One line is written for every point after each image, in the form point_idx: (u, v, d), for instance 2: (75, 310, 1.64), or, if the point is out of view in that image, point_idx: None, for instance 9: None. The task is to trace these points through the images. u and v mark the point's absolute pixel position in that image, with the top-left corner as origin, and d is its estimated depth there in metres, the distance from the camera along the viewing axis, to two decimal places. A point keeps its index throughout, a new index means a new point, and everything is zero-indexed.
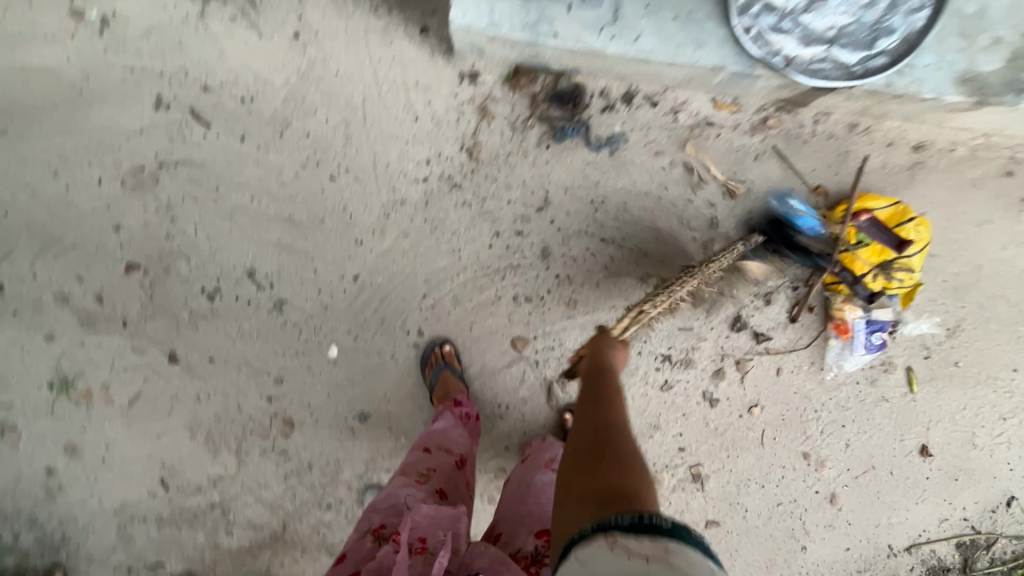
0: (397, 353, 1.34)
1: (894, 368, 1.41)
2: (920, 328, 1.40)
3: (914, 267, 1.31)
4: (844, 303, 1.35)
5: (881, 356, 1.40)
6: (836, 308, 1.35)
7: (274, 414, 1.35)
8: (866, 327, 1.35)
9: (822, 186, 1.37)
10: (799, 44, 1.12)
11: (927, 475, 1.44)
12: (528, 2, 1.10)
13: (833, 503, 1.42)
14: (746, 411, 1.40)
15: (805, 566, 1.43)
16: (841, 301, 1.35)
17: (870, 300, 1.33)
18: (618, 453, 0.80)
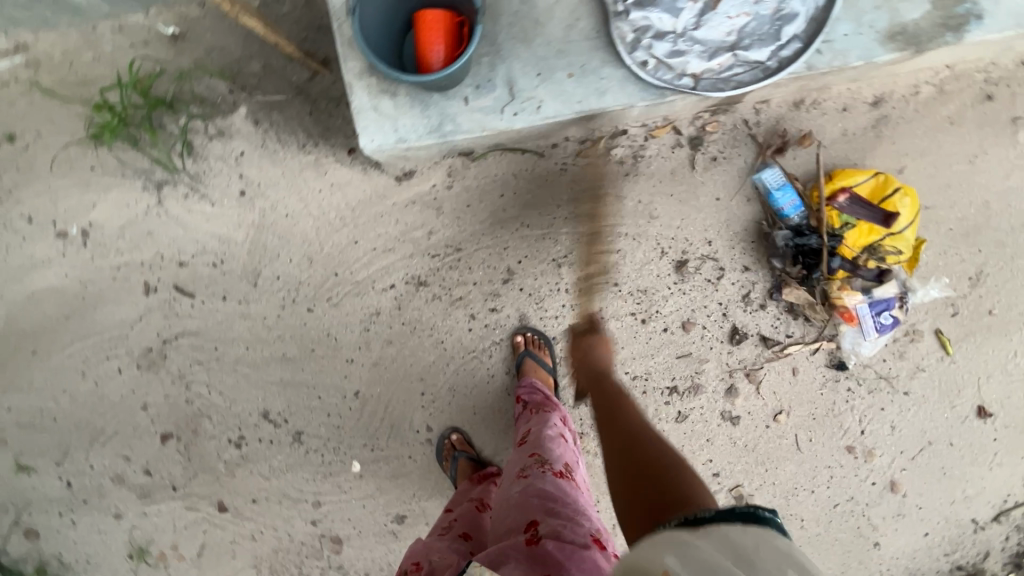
0: (414, 451, 1.40)
1: (921, 335, 1.31)
2: (929, 294, 1.30)
3: (911, 238, 1.24)
4: (844, 288, 1.25)
5: (903, 327, 1.31)
6: (838, 295, 1.25)
7: (322, 535, 1.43)
8: (873, 310, 1.26)
9: (788, 173, 1.30)
10: (702, 59, 1.09)
11: (994, 436, 1.32)
12: (428, 108, 1.14)
13: (896, 491, 1.33)
14: (773, 420, 1.34)
15: (884, 563, 1.34)
16: (841, 287, 1.25)
17: (869, 279, 1.25)
18: (659, 458, 0.87)
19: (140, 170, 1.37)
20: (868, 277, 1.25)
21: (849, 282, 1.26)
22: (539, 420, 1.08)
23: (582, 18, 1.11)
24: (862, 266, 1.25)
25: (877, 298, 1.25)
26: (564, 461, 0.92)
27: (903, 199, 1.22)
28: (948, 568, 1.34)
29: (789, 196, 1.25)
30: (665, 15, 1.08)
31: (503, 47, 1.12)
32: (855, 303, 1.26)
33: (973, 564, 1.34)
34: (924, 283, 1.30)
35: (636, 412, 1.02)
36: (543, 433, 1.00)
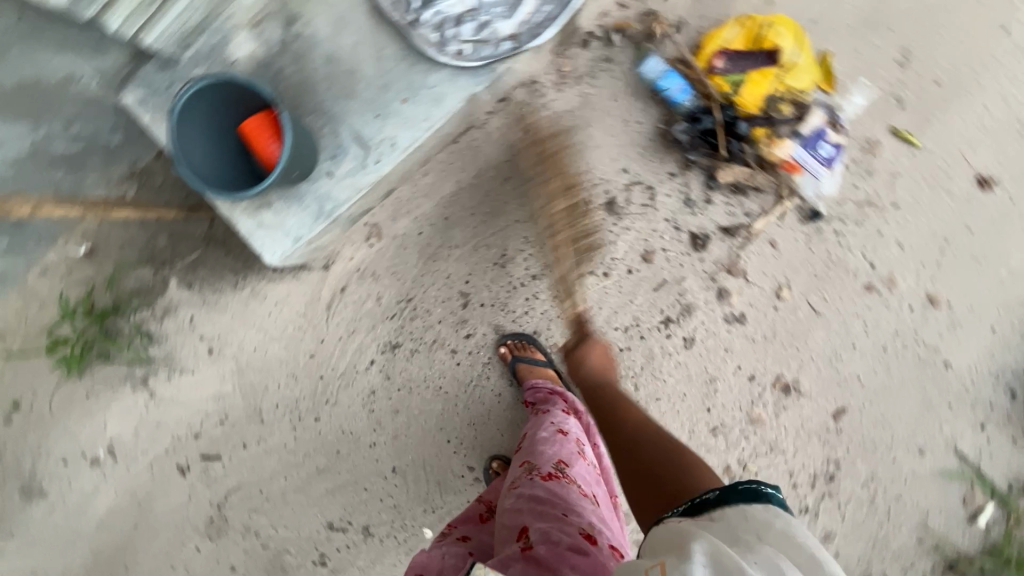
0: (470, 494, 1.42)
1: (879, 143, 1.21)
2: (856, 102, 1.20)
3: (805, 61, 1.17)
4: (772, 142, 1.18)
5: (856, 145, 1.21)
6: (769, 153, 1.19)
7: None
8: (811, 147, 1.18)
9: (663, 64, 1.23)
10: (509, 19, 1.09)
11: (1010, 199, 1.20)
12: (303, 199, 1.17)
13: (939, 304, 1.23)
14: (778, 299, 1.27)
15: (967, 377, 1.23)
16: (767, 144, 1.19)
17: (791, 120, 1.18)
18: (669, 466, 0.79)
19: (123, 376, 1.48)
20: (789, 119, 1.18)
21: (774, 133, 1.18)
22: (535, 421, 1.02)
23: (385, 46, 1.11)
24: (776, 112, 1.18)
25: (808, 133, 1.17)
26: (556, 460, 0.87)
27: (773, 31, 1.16)
28: None
29: (670, 83, 1.20)
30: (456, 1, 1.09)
31: (335, 111, 1.13)
32: (790, 151, 1.18)
33: None
34: (851, 92, 1.20)
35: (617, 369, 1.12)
36: (538, 434, 0.95)
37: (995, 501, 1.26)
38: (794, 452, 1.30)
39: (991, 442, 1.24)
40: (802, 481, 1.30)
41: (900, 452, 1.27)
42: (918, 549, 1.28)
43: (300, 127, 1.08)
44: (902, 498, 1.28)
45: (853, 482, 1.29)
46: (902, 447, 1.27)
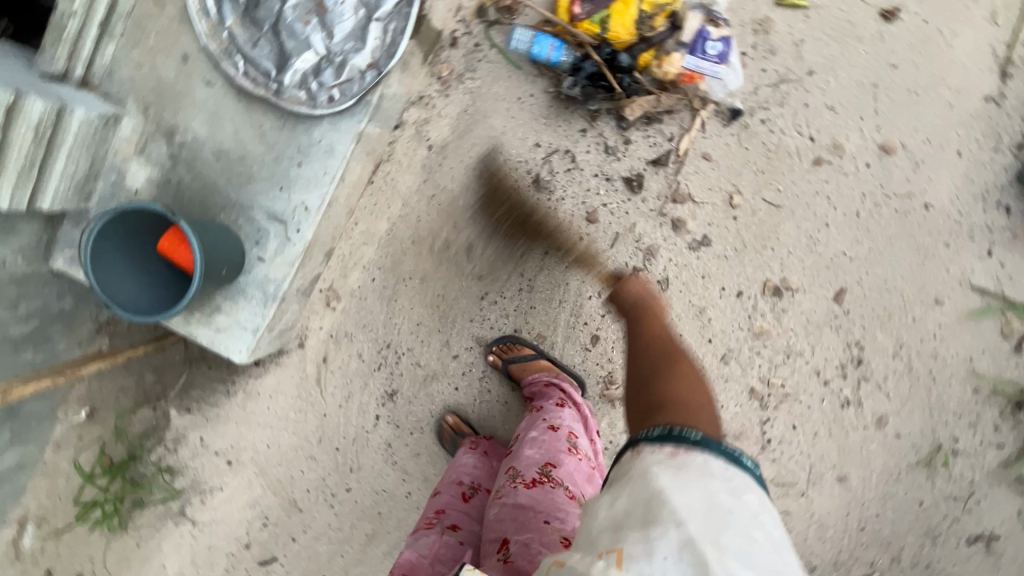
0: None
1: (769, 20, 1.17)
2: None
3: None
4: (660, 62, 1.16)
5: (747, 31, 1.17)
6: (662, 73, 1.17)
7: None
8: (699, 50, 1.16)
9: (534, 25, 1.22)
10: (361, 48, 1.07)
11: (923, 19, 1.13)
12: (246, 292, 1.18)
13: (895, 150, 1.16)
14: (734, 208, 1.22)
15: (955, 210, 1.16)
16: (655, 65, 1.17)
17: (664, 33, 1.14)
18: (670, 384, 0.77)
19: (161, 515, 1.51)
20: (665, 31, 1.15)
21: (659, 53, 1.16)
22: (526, 421, 1.08)
23: (261, 121, 1.11)
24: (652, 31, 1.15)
25: (691, 39, 1.15)
26: (544, 463, 0.93)
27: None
28: (1015, 157, 1.14)
29: (544, 52, 1.19)
30: (307, 51, 1.07)
31: (242, 199, 1.15)
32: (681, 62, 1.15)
33: None
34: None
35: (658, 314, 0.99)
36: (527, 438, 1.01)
37: None
38: (811, 350, 1.24)
39: (1007, 266, 1.16)
40: (830, 375, 1.24)
41: (918, 310, 1.20)
42: (977, 399, 1.22)
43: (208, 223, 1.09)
44: (939, 354, 1.21)
45: (882, 357, 1.22)
46: (918, 305, 1.19)
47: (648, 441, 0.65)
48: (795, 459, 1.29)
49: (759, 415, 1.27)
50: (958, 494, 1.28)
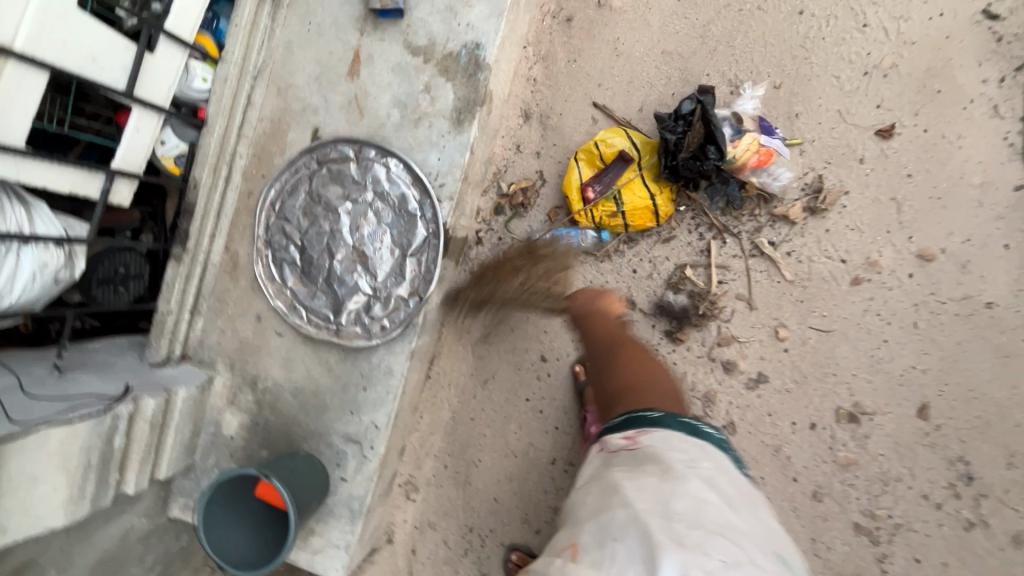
0: None
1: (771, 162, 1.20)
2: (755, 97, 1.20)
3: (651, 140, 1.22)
4: (732, 143, 1.13)
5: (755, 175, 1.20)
6: (740, 152, 1.12)
7: None
8: (770, 135, 1.16)
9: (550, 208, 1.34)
10: (400, 280, 1.21)
11: (922, 129, 1.15)
12: (336, 509, 1.27)
13: (935, 256, 1.14)
14: (783, 341, 1.21)
15: (1021, 302, 1.10)
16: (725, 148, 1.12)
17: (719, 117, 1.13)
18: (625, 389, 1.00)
19: None
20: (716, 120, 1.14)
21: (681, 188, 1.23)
22: None
23: (327, 357, 1.25)
24: (697, 132, 1.14)
25: (763, 128, 1.16)
26: None
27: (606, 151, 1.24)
28: None
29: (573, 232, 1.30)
30: (357, 293, 1.22)
31: (319, 428, 1.27)
32: (757, 141, 1.14)
33: None
34: (738, 97, 1.22)
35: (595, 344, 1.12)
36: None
37: None
38: (911, 473, 1.15)
39: None
40: (939, 495, 1.14)
41: (1017, 413, 1.11)
42: None
43: (297, 463, 1.19)
44: None
45: (995, 470, 1.12)
46: (1017, 408, 1.11)
47: (613, 429, 0.89)
48: None
49: (876, 553, 1.17)
50: None
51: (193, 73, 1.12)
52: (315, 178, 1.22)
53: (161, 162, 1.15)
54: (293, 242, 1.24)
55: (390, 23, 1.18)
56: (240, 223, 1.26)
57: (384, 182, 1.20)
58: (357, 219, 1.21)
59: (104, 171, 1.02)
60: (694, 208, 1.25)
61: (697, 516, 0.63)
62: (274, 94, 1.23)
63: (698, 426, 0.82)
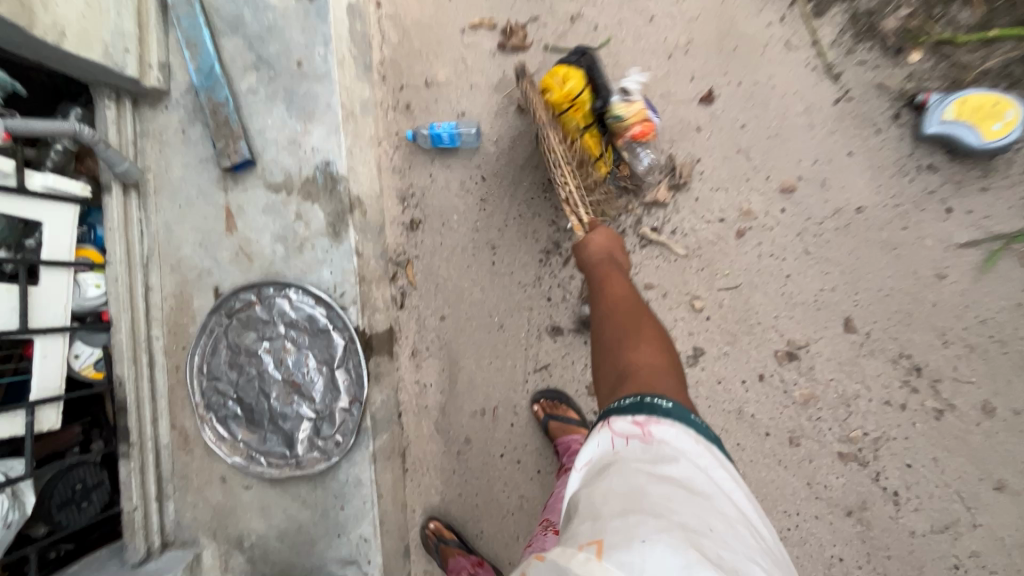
0: None
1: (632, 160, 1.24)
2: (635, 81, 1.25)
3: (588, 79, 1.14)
4: (627, 105, 1.15)
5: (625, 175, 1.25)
6: (631, 113, 1.14)
7: None
8: (652, 110, 1.20)
9: (457, 272, 1.40)
10: (337, 393, 1.25)
11: (737, 83, 1.25)
12: None
13: (795, 185, 1.21)
14: (702, 311, 1.25)
15: (886, 196, 1.17)
16: (617, 108, 1.14)
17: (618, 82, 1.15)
18: (634, 361, 0.79)
19: None
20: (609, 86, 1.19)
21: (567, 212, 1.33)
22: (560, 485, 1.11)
23: (299, 490, 1.28)
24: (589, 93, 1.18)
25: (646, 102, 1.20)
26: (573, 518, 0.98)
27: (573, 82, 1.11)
28: (900, 127, 1.17)
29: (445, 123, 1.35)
30: (303, 421, 1.26)
31: (315, 561, 1.27)
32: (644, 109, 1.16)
33: (896, 100, 1.17)
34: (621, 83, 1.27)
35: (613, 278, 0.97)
36: (558, 501, 1.06)
37: None
38: (866, 386, 1.18)
39: (976, 210, 1.13)
40: (900, 397, 1.16)
41: (930, 294, 1.15)
42: None
43: None
44: (987, 319, 1.13)
45: (936, 353, 1.15)
46: (929, 289, 1.15)
47: (619, 413, 0.69)
48: (935, 496, 1.15)
49: (868, 473, 1.18)
50: None
51: (85, 283, 1.20)
52: (229, 332, 1.28)
53: (83, 372, 1.21)
54: (230, 396, 1.28)
55: (246, 173, 1.27)
56: (178, 399, 1.31)
57: (290, 311, 1.25)
58: (278, 353, 1.26)
59: (24, 406, 1.06)
60: None
61: (707, 522, 0.55)
62: (169, 273, 1.31)
63: (689, 418, 0.67)
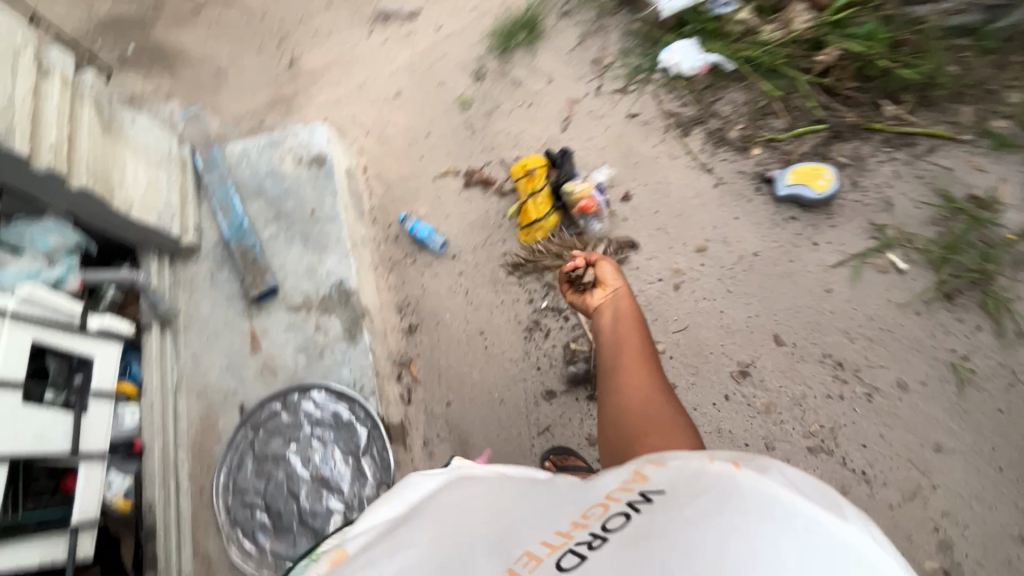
0: None
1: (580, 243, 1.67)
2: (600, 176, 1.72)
3: (546, 164, 1.67)
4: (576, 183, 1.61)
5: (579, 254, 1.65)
6: (577, 189, 1.59)
7: None
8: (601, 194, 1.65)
9: (455, 359, 1.61)
10: (364, 481, 1.34)
11: (644, 184, 1.70)
12: None
13: (705, 246, 1.60)
14: (665, 352, 1.52)
15: (770, 242, 1.57)
16: (569, 185, 1.61)
17: (566, 171, 1.65)
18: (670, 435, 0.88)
19: None
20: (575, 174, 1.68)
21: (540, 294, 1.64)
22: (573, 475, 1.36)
23: None
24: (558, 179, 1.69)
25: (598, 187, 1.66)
26: None
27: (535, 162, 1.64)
28: (764, 195, 1.62)
29: (422, 222, 1.74)
30: (332, 516, 1.31)
31: None
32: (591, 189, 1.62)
33: (754, 178, 1.65)
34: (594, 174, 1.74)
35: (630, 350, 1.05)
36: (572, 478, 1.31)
37: (887, 252, 1.52)
38: (807, 386, 1.44)
39: (833, 241, 1.54)
40: (835, 389, 1.43)
41: (826, 305, 1.50)
42: (927, 317, 1.46)
43: None
44: (872, 315, 1.48)
45: (848, 349, 1.46)
46: (823, 302, 1.50)
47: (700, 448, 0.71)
48: (895, 468, 1.36)
49: (837, 460, 1.38)
50: (1012, 378, 1.39)
51: (123, 416, 1.30)
52: (255, 443, 1.38)
53: (112, 501, 1.25)
54: (257, 507, 1.33)
55: (270, 300, 1.50)
56: (201, 520, 1.34)
57: (315, 411, 1.39)
58: (305, 453, 1.36)
59: (67, 529, 1.13)
60: (552, 303, 1.63)
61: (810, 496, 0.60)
62: (196, 398, 1.44)
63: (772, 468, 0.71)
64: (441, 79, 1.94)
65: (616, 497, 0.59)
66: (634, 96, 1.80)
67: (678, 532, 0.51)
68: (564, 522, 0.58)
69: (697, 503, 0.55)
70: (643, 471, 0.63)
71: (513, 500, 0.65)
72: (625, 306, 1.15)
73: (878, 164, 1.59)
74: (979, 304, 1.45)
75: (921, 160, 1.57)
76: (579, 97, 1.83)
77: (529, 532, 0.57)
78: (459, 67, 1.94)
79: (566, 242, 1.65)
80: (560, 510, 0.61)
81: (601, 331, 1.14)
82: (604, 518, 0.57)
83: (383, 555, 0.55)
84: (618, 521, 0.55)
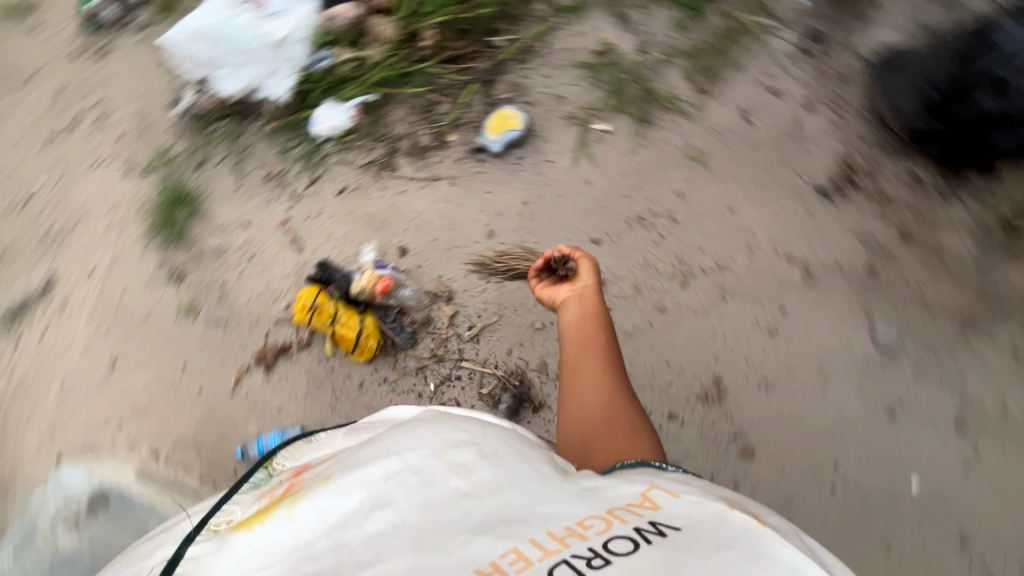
0: (838, 461, 1.50)
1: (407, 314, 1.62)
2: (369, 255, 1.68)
3: (320, 287, 1.57)
4: (358, 279, 1.56)
5: (416, 323, 1.61)
6: (364, 283, 1.55)
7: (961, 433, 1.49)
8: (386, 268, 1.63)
9: None
10: None
11: (405, 229, 1.70)
12: None
13: (491, 229, 1.69)
14: (545, 323, 1.58)
15: (525, 186, 1.73)
16: (354, 286, 1.55)
17: (344, 280, 1.58)
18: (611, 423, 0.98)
19: None
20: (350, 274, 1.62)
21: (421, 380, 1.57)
22: None
23: None
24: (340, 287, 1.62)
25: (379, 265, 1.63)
26: None
27: (308, 293, 1.55)
28: (487, 160, 1.75)
29: (265, 434, 1.51)
30: None
31: None
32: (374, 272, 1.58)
33: (470, 155, 1.76)
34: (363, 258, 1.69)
35: (584, 345, 1.09)
36: None
37: (591, 127, 1.79)
38: (639, 250, 1.66)
39: (557, 150, 1.76)
40: (654, 236, 1.67)
41: (597, 192, 1.72)
42: (650, 143, 1.77)
43: None
44: (624, 171, 1.74)
45: (635, 204, 1.70)
46: (594, 192, 1.72)
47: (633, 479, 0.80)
48: (727, 245, 1.66)
49: (699, 274, 1.64)
50: (721, 133, 1.77)
51: None
52: None
53: None
54: None
55: None
56: None
57: None
58: None
59: None
60: (437, 378, 1.57)
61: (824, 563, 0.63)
62: None
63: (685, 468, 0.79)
64: (144, 309, 1.64)
65: (621, 518, 0.62)
66: (326, 176, 1.76)
67: (693, 566, 0.55)
68: (560, 528, 0.61)
69: (713, 548, 0.58)
70: (652, 497, 0.67)
71: (509, 482, 0.70)
72: (596, 307, 1.15)
73: (530, 79, 1.83)
74: (664, 110, 1.80)
75: (549, 56, 1.86)
76: (285, 214, 1.72)
77: (526, 527, 0.61)
78: (150, 286, 1.66)
79: (399, 326, 1.60)
80: (557, 509, 0.65)
81: (566, 327, 1.14)
82: (606, 536, 0.59)
83: (350, 496, 0.70)
84: (623, 545, 0.58)
